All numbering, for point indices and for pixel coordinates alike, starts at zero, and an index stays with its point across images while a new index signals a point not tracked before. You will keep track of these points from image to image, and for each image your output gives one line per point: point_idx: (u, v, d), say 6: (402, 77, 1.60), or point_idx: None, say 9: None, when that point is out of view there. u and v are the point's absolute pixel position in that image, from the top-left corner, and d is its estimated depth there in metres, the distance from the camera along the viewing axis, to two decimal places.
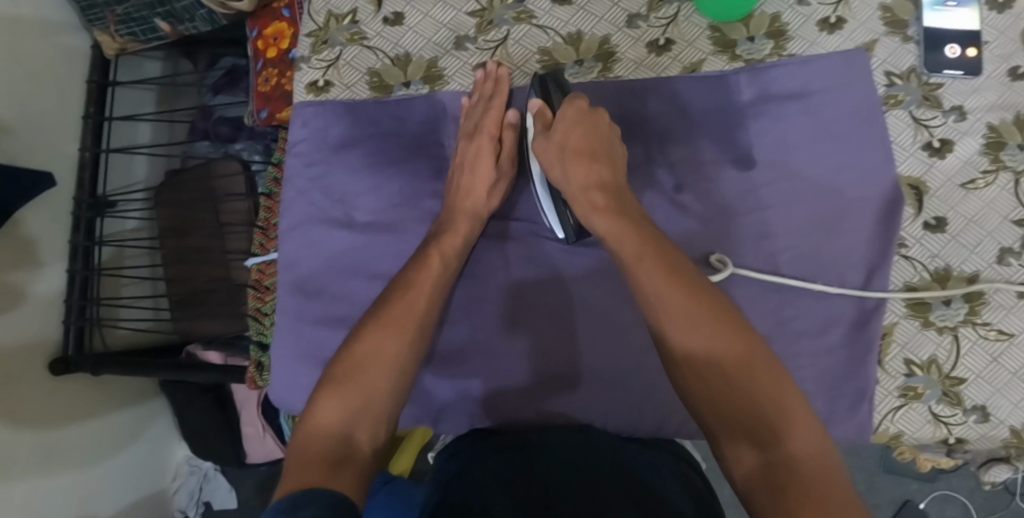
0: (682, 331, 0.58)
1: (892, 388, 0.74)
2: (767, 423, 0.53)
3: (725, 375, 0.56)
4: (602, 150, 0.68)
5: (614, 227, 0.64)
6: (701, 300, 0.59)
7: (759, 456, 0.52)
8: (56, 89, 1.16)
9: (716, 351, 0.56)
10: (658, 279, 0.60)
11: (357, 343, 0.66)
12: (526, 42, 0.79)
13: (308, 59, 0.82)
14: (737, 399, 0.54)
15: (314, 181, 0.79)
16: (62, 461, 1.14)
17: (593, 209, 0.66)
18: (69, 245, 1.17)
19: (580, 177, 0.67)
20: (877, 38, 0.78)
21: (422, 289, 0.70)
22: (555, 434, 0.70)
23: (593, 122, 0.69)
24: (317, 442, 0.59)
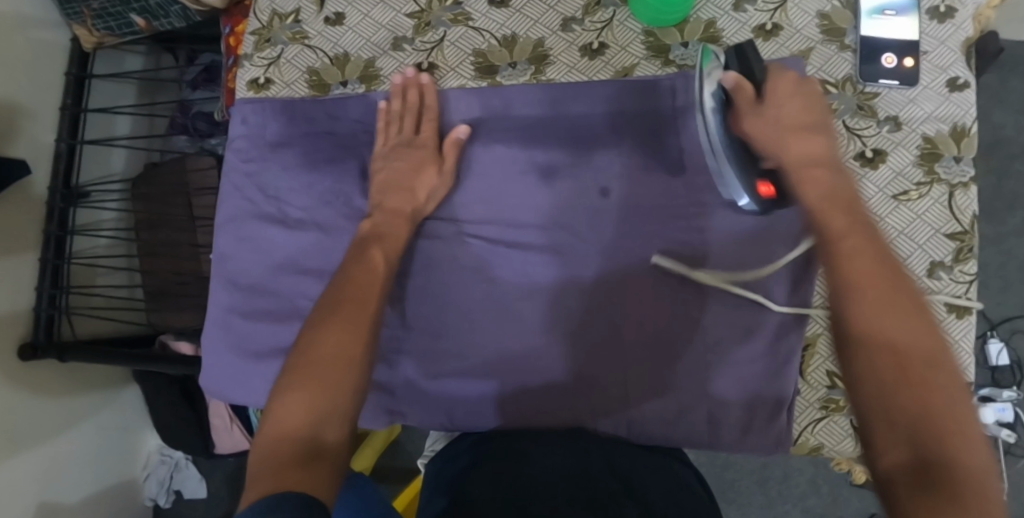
0: (871, 312, 0.51)
1: (813, 399, 0.74)
2: (939, 430, 0.45)
3: (896, 365, 0.48)
4: (813, 128, 0.65)
5: (823, 197, 0.60)
6: (894, 291, 0.52)
7: (912, 457, 0.45)
8: (35, 81, 1.19)
9: (902, 344, 0.49)
10: (857, 264, 0.54)
11: (310, 336, 0.61)
12: (461, 44, 0.80)
13: (251, 56, 0.84)
14: (912, 398, 0.47)
15: (250, 177, 0.81)
16: (31, 445, 1.17)
17: (809, 183, 0.61)
18: (43, 235, 1.20)
19: (799, 147, 0.63)
20: (813, 46, 0.77)
21: (366, 288, 0.65)
22: (545, 441, 0.68)
23: (811, 104, 0.66)
24: (271, 445, 0.53)
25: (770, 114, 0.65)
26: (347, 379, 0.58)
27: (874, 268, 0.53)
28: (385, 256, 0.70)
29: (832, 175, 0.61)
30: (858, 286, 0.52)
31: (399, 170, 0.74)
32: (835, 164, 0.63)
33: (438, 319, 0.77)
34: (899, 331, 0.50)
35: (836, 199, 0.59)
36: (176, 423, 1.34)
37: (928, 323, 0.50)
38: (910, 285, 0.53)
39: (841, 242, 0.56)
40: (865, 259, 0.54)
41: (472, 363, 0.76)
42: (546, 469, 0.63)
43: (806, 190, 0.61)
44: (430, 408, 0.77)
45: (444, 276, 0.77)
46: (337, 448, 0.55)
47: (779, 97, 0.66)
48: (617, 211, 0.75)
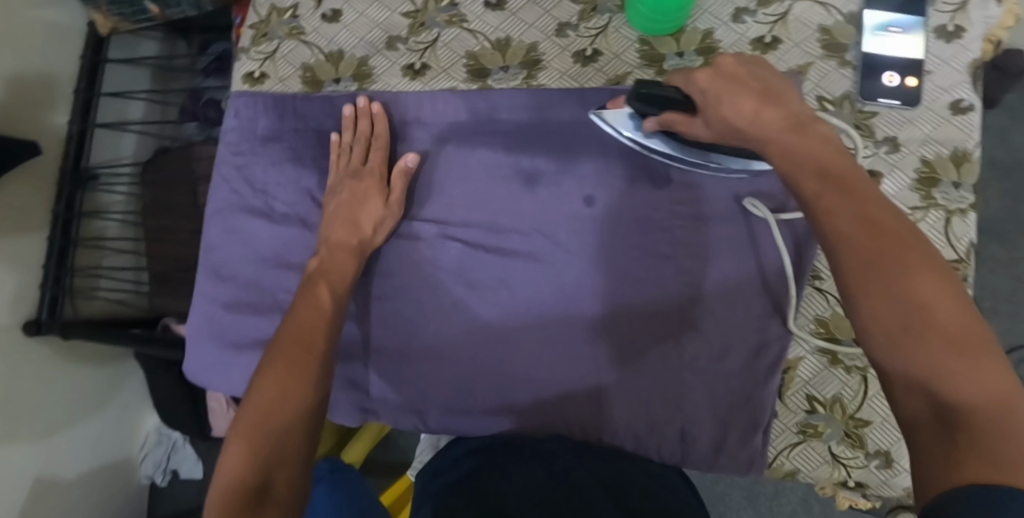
0: (881, 264, 0.47)
1: (791, 423, 0.73)
2: (960, 369, 0.43)
3: (902, 314, 0.46)
4: (760, 87, 0.59)
5: (789, 158, 0.55)
6: (888, 235, 0.48)
7: (934, 404, 0.44)
8: (50, 64, 1.21)
9: (912, 288, 0.46)
10: (844, 217, 0.50)
11: (255, 385, 0.63)
12: (454, 46, 0.80)
13: (248, 50, 0.85)
14: (931, 343, 0.44)
15: (239, 169, 0.82)
16: (30, 418, 1.19)
17: (774, 155, 0.56)
18: (50, 215, 1.23)
19: (764, 132, 0.56)
20: (812, 61, 0.75)
21: (311, 327, 0.67)
22: (518, 453, 0.67)
23: (753, 69, 0.61)
24: (219, 500, 0.55)
25: (708, 94, 0.61)
26: (295, 424, 0.60)
27: (864, 218, 0.49)
28: (333, 291, 0.72)
29: (795, 134, 0.56)
30: (844, 241, 0.49)
31: (345, 203, 0.76)
32: (799, 118, 0.57)
33: (417, 320, 0.77)
34: (897, 274, 0.47)
35: (810, 155, 0.54)
36: (173, 404, 1.36)
37: (929, 255, 0.47)
38: (903, 221, 0.49)
39: (820, 197, 0.51)
40: (850, 209, 0.50)
41: (446, 366, 0.76)
42: (515, 477, 0.62)
43: (778, 157, 0.56)
44: (403, 407, 0.78)
45: (423, 278, 0.78)
46: (287, 494, 0.56)
47: (714, 72, 0.61)
48: (599, 221, 0.74)
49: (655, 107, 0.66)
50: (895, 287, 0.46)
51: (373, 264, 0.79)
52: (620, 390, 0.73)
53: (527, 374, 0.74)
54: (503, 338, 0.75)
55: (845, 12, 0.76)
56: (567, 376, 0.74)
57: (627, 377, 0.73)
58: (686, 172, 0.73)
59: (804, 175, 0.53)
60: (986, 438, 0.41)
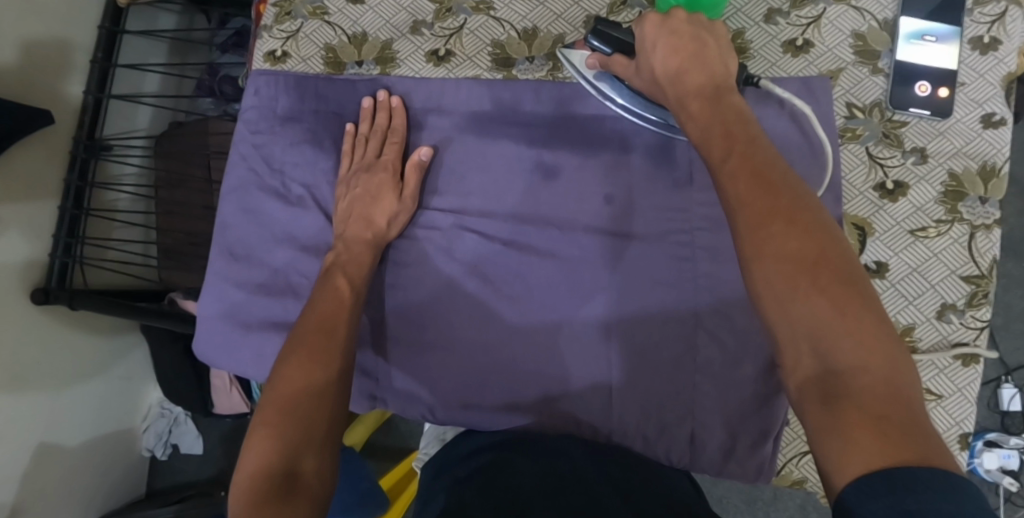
0: (767, 221, 0.50)
1: (802, 431, 0.72)
2: (844, 331, 0.45)
3: (792, 273, 0.47)
4: (693, 47, 0.61)
5: (700, 125, 0.58)
6: (783, 197, 0.50)
7: (820, 368, 0.45)
8: (67, 34, 1.22)
9: (802, 248, 0.48)
10: (743, 178, 0.52)
11: (277, 375, 0.63)
12: (480, 33, 0.79)
13: (270, 28, 0.84)
14: (821, 305, 0.46)
15: (256, 148, 0.81)
16: (35, 386, 1.20)
17: (687, 116, 0.59)
18: (63, 184, 1.23)
19: (690, 86, 0.60)
20: (843, 67, 0.74)
21: (332, 317, 0.68)
22: (530, 453, 0.65)
23: (697, 30, 0.62)
24: (247, 486, 0.54)
25: (645, 41, 0.63)
26: (321, 408, 0.60)
27: (762, 182, 0.51)
28: (350, 283, 0.71)
29: (705, 104, 0.58)
30: (742, 200, 0.51)
31: (358, 197, 0.76)
32: (718, 88, 0.59)
33: (430, 310, 0.77)
34: (785, 228, 0.49)
35: (717, 121, 0.57)
36: (177, 379, 1.37)
37: (819, 222, 0.49)
38: (797, 187, 0.51)
39: (726, 160, 0.54)
40: (749, 171, 0.52)
41: (457, 357, 0.76)
42: (523, 476, 0.61)
43: (691, 120, 0.59)
44: (412, 397, 0.77)
45: (436, 269, 0.77)
46: (314, 475, 0.56)
47: (658, 22, 0.62)
48: (615, 221, 0.74)
49: (610, 47, 0.68)
50: (774, 246, 0.49)
51: (389, 253, 0.79)
52: (631, 390, 0.72)
53: (535, 368, 0.74)
54: (515, 334, 0.75)
55: (880, 18, 0.74)
56: (579, 375, 0.73)
57: (639, 378, 0.72)
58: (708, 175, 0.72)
59: (713, 140, 0.56)
60: (875, 407, 0.42)
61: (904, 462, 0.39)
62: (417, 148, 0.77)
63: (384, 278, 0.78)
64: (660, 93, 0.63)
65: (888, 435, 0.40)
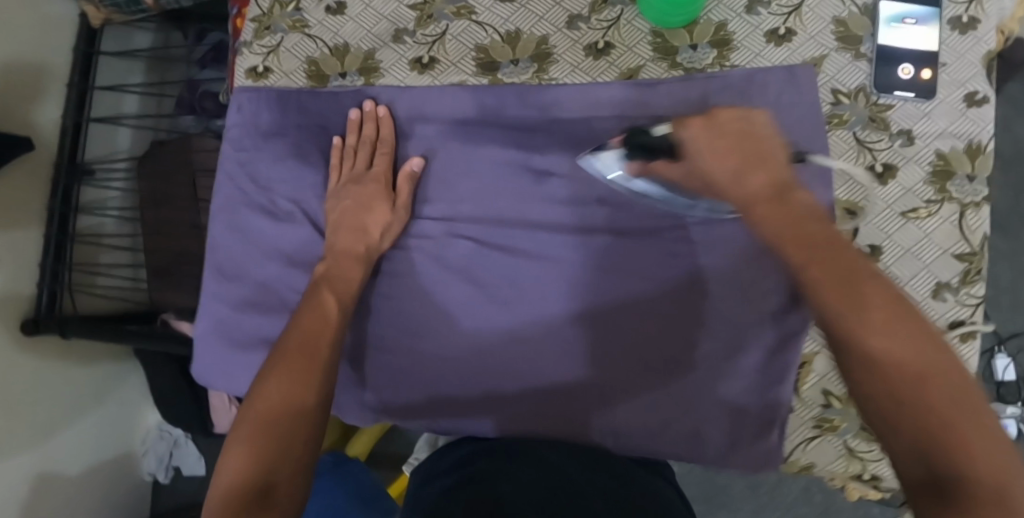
0: (867, 331, 0.48)
1: (807, 418, 0.72)
2: (964, 445, 0.43)
3: (898, 382, 0.46)
4: (747, 144, 0.60)
5: (774, 227, 0.55)
6: (880, 303, 0.49)
7: (934, 478, 0.43)
8: (43, 60, 1.21)
9: (905, 356, 0.46)
10: (834, 283, 0.50)
11: (257, 391, 0.63)
12: (463, 38, 0.78)
13: (250, 44, 0.82)
14: (933, 416, 0.44)
15: (243, 166, 0.80)
16: (30, 417, 1.18)
17: (759, 217, 0.57)
18: (46, 211, 1.22)
19: (756, 183, 0.58)
20: (827, 53, 0.74)
21: (318, 333, 0.67)
22: (524, 458, 0.66)
23: (743, 124, 0.61)
24: (220, 501, 0.54)
25: (693, 145, 0.62)
26: (299, 430, 0.60)
27: (857, 289, 0.50)
28: (338, 300, 0.71)
29: (776, 202, 0.56)
30: (836, 308, 0.49)
31: (349, 209, 0.75)
32: (784, 184, 0.58)
33: (429, 319, 0.77)
34: (884, 336, 0.47)
35: (793, 221, 0.55)
36: (174, 398, 1.36)
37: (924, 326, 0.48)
38: (894, 293, 0.50)
39: (809, 263, 0.52)
40: (840, 277, 0.50)
41: (461, 362, 0.76)
42: (507, 483, 0.61)
43: (761, 223, 0.56)
44: (415, 407, 0.77)
45: (432, 276, 0.77)
46: (288, 496, 0.55)
47: (705, 124, 0.61)
48: (610, 221, 0.74)
49: (648, 154, 0.67)
50: (875, 355, 0.47)
51: (385, 264, 0.78)
52: (631, 387, 0.73)
53: (536, 369, 0.74)
54: (515, 338, 0.75)
55: (860, 3, 0.75)
56: (580, 374, 0.74)
57: (642, 376, 0.73)
58: None
59: (788, 244, 0.54)
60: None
61: None
62: (408, 159, 0.77)
63: (382, 289, 0.78)
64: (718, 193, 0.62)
65: None
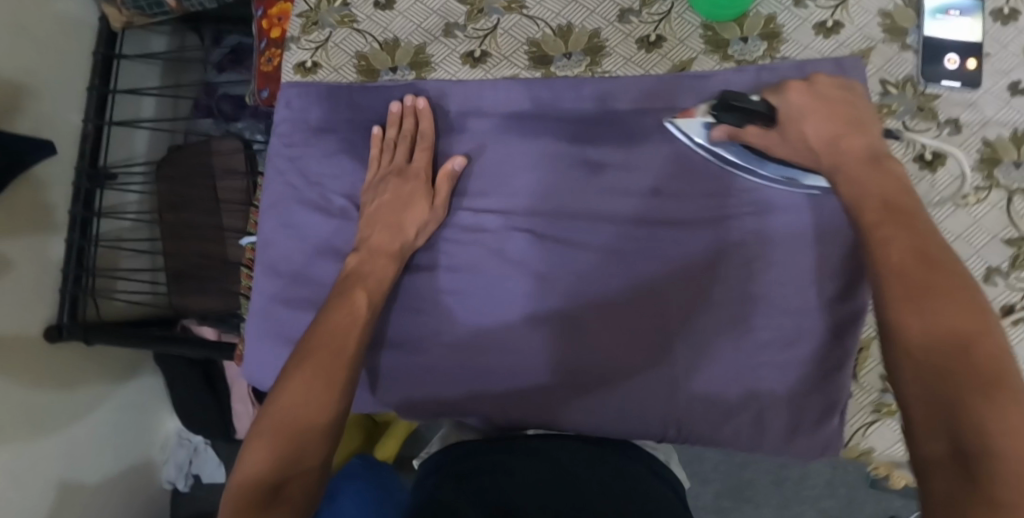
0: (921, 295, 0.48)
1: (866, 402, 0.73)
2: (990, 419, 0.41)
3: (945, 341, 0.45)
4: (846, 114, 0.64)
5: (864, 188, 0.58)
6: (942, 273, 0.49)
7: (954, 448, 0.41)
8: (62, 62, 1.20)
9: (952, 319, 0.46)
10: (901, 250, 0.52)
11: (280, 388, 0.62)
12: (515, 32, 0.79)
13: (298, 39, 0.82)
14: (968, 382, 0.43)
15: (294, 162, 0.80)
16: (51, 424, 1.17)
17: (846, 179, 0.60)
18: (69, 215, 1.21)
19: (849, 147, 0.62)
20: (874, 45, 0.76)
21: (344, 333, 0.67)
22: (524, 455, 0.67)
23: (846, 96, 0.66)
24: (235, 496, 0.55)
25: (791, 107, 0.66)
26: (316, 432, 0.59)
27: (921, 255, 0.51)
28: (369, 297, 0.71)
29: (867, 165, 0.60)
30: (896, 269, 0.51)
31: (388, 203, 0.75)
32: (875, 156, 0.61)
33: (485, 311, 0.77)
34: (932, 301, 0.47)
35: (876, 192, 0.57)
36: (195, 405, 1.35)
37: (980, 303, 0.47)
38: (960, 271, 0.50)
39: (881, 229, 0.54)
40: (909, 242, 0.52)
41: (521, 354, 0.76)
42: (508, 476, 0.63)
43: (852, 185, 0.59)
44: (475, 401, 0.77)
45: (488, 269, 0.77)
46: (298, 501, 0.55)
47: (805, 89, 0.67)
48: (667, 211, 0.75)
49: (739, 118, 0.67)
50: (925, 314, 0.47)
51: (440, 258, 0.79)
52: (629, 381, 0.74)
53: (597, 359, 0.74)
54: (576, 331, 0.75)
55: None
56: (616, 365, 0.74)
57: (702, 365, 0.73)
58: None
59: (869, 210, 0.56)
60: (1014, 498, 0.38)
61: None
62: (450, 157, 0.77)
63: (439, 283, 0.78)
64: (812, 159, 0.65)
65: None
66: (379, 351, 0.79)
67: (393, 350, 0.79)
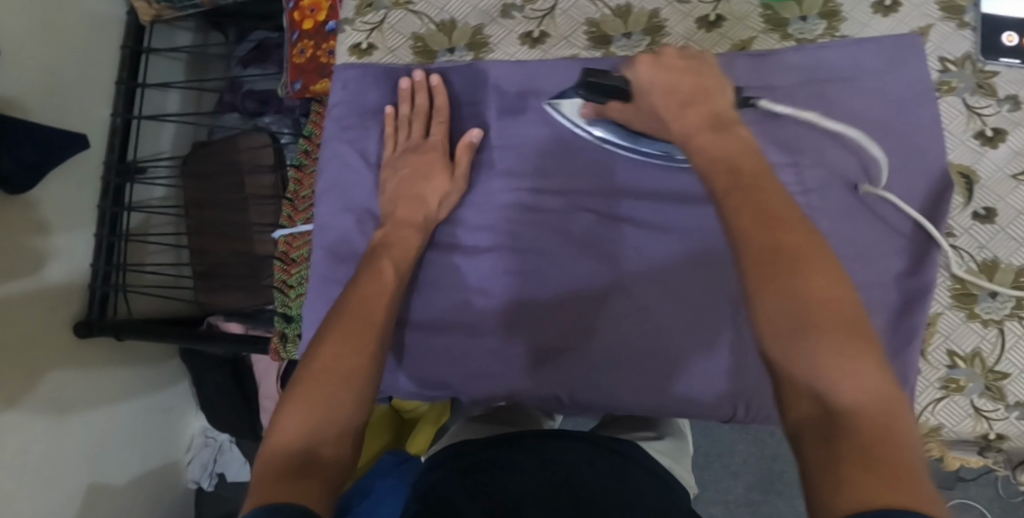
0: (769, 261, 0.47)
1: (933, 379, 0.73)
2: (851, 377, 0.43)
3: (809, 305, 0.46)
4: (696, 81, 0.62)
5: (710, 154, 0.56)
6: (790, 233, 0.49)
7: (822, 409, 0.42)
8: (90, 55, 1.18)
9: (805, 286, 0.46)
10: (748, 211, 0.50)
11: (313, 356, 0.64)
12: (573, 13, 0.79)
13: (353, 21, 0.82)
14: (824, 347, 0.44)
15: (351, 143, 0.80)
16: (81, 423, 1.14)
17: (694, 146, 0.57)
18: (97, 211, 1.19)
19: (696, 115, 0.59)
20: (932, 23, 0.76)
21: (373, 302, 0.70)
22: (531, 454, 0.72)
23: (695, 63, 0.63)
24: (270, 457, 0.55)
25: (642, 82, 0.64)
26: (347, 393, 0.61)
27: (769, 217, 0.49)
28: (395, 267, 0.73)
29: (721, 128, 0.58)
30: (745, 233, 0.49)
31: (407, 177, 0.76)
32: (721, 117, 0.59)
33: (549, 290, 0.76)
34: (786, 264, 0.47)
35: (728, 152, 0.55)
36: (223, 400, 1.32)
37: (830, 261, 0.48)
38: (807, 229, 0.49)
39: (730, 190, 0.52)
40: (756, 206, 0.50)
41: (586, 336, 0.75)
42: (512, 470, 0.69)
43: (698, 148, 0.57)
44: (541, 382, 0.76)
45: (551, 249, 0.77)
46: (333, 459, 0.56)
47: (653, 62, 0.63)
48: None
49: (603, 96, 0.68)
50: (774, 282, 0.47)
51: (501, 239, 0.78)
52: (626, 360, 0.75)
53: (665, 340, 0.74)
54: (644, 312, 0.74)
55: None
56: (686, 345, 0.74)
57: None
58: (817, 138, 0.75)
59: (718, 170, 0.54)
60: (877, 452, 0.39)
61: (898, 504, 0.36)
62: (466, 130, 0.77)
63: (503, 264, 0.78)
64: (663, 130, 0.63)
65: (886, 482, 0.37)
66: (440, 332, 0.78)
67: (456, 331, 0.78)
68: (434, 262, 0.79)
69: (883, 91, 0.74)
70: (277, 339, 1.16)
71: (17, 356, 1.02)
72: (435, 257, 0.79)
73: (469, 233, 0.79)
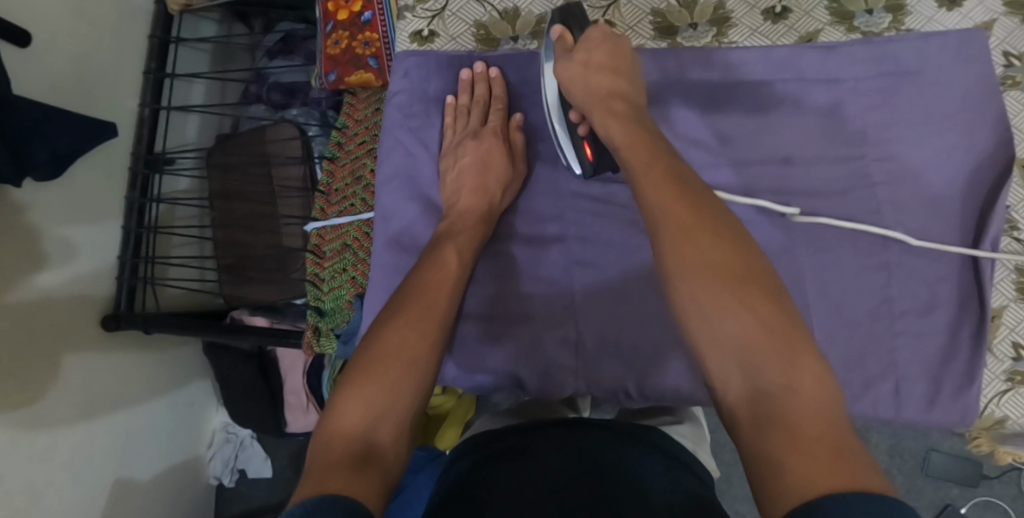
0: (685, 241, 0.55)
1: (998, 371, 0.73)
2: (773, 358, 0.50)
3: (727, 281, 0.53)
4: (612, 62, 0.70)
5: (619, 136, 0.64)
6: (707, 214, 0.57)
7: (751, 390, 0.50)
8: (120, 43, 1.15)
9: (718, 259, 0.54)
10: (665, 190, 0.58)
11: (377, 341, 0.62)
12: (638, 2, 0.80)
13: (413, 8, 0.82)
14: (743, 324, 0.52)
15: (413, 132, 0.81)
16: (109, 417, 1.12)
17: (606, 127, 0.66)
18: (124, 202, 1.15)
19: (596, 85, 0.69)
20: (996, 18, 0.76)
21: (437, 288, 0.68)
22: (555, 446, 0.66)
23: (615, 44, 0.71)
24: (327, 444, 0.54)
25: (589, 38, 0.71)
26: (408, 381, 0.60)
27: (688, 199, 0.57)
28: (459, 256, 0.71)
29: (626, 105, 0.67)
30: (666, 215, 0.57)
31: (471, 166, 0.75)
32: (612, 93, 0.68)
33: (614, 279, 0.76)
34: (702, 243, 0.55)
35: (636, 132, 0.64)
36: (247, 397, 1.30)
37: (745, 247, 0.55)
38: (717, 208, 0.57)
39: (647, 170, 0.60)
40: (673, 190, 0.58)
41: (652, 327, 0.75)
42: (535, 463, 0.63)
43: (605, 121, 0.66)
44: (608, 374, 0.75)
45: (615, 239, 0.77)
46: (391, 452, 0.55)
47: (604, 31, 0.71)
48: (800, 180, 0.75)
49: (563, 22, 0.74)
50: (688, 263, 0.54)
51: (565, 229, 0.78)
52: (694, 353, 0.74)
53: None
54: None
55: None
56: None
57: (838, 334, 0.73)
58: (884, 131, 0.75)
59: (628, 149, 0.63)
60: (808, 433, 0.46)
61: (838, 487, 0.42)
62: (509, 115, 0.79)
63: (569, 255, 0.77)
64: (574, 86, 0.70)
65: (822, 465, 0.44)
66: (504, 323, 0.77)
67: (520, 322, 0.77)
68: (496, 252, 0.78)
69: (952, 84, 0.74)
70: (310, 333, 1.12)
71: (48, 348, 0.99)
72: (498, 247, 0.79)
73: (533, 224, 0.79)
